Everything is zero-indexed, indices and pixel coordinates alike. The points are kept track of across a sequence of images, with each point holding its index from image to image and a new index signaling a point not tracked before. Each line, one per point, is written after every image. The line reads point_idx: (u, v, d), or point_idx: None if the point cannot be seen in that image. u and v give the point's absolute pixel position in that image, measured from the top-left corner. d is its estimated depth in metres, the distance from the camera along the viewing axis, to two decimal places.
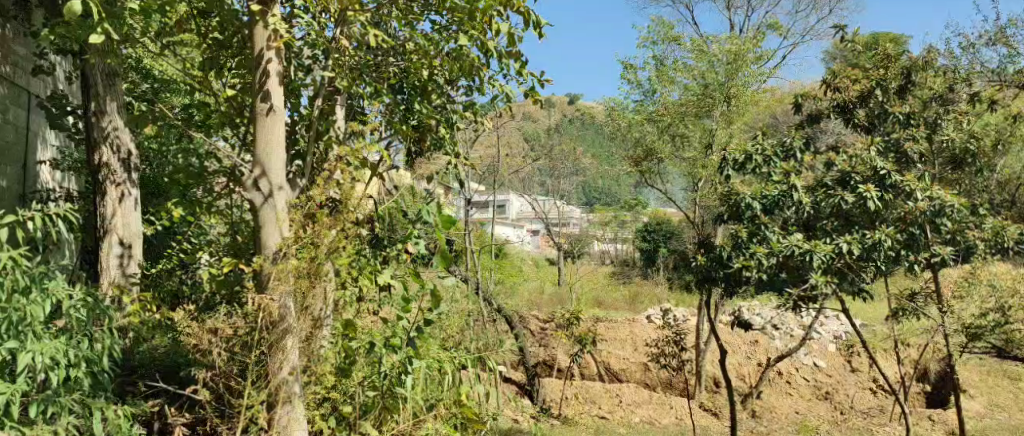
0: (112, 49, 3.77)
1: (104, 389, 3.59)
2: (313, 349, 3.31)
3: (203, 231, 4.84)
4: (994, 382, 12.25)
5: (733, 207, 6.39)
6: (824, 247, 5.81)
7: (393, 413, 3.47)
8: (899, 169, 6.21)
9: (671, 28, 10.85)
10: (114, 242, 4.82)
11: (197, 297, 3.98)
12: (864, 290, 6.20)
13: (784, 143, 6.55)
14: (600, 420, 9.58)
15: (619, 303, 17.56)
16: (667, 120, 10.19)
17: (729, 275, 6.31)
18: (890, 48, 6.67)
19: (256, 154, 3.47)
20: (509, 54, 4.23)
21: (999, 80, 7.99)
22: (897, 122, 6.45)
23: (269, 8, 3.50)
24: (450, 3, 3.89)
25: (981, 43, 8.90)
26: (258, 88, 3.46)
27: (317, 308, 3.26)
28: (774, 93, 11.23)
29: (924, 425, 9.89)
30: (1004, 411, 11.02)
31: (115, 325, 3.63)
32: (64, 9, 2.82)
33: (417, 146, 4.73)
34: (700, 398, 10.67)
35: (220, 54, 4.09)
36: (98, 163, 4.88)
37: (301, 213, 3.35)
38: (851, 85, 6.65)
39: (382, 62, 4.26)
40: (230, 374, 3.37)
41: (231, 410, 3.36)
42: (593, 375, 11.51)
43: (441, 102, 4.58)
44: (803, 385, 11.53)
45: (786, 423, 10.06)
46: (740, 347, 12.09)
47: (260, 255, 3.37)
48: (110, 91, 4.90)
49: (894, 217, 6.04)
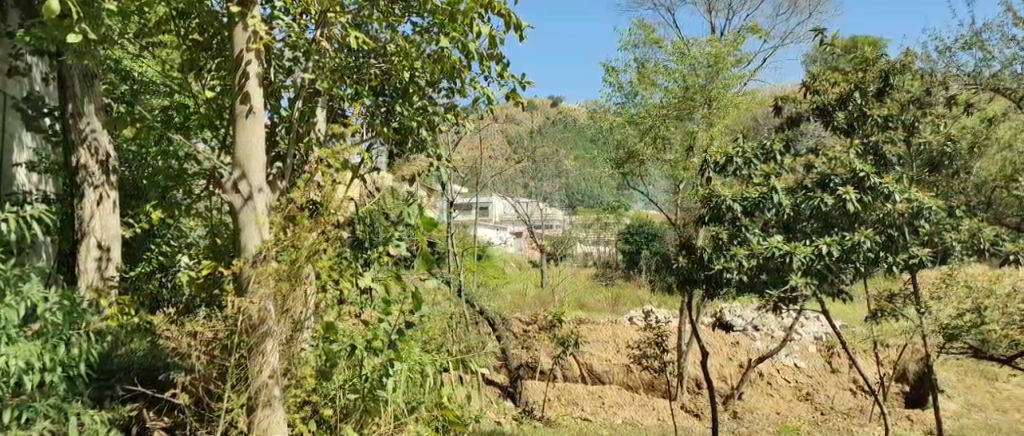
0: (90, 50, 3.74)
1: (81, 394, 3.59)
2: (294, 352, 3.29)
3: (184, 234, 4.83)
4: (971, 382, 12.41)
5: (713, 208, 6.50)
6: (804, 248, 5.87)
7: (374, 416, 3.49)
8: (877, 170, 6.29)
9: (652, 31, 10.91)
10: (92, 245, 4.81)
11: (176, 300, 3.99)
12: (844, 291, 6.33)
13: (765, 145, 6.68)
14: (584, 422, 9.63)
15: (603, 304, 17.69)
16: (649, 122, 10.26)
17: (710, 277, 6.52)
18: (869, 52, 6.81)
19: (235, 155, 3.45)
20: (491, 56, 4.23)
21: (975, 83, 8.09)
22: (876, 124, 6.50)
23: (248, 10, 3.46)
24: (430, 4, 3.89)
25: (957, 47, 9.01)
26: (238, 90, 3.42)
27: (298, 311, 3.23)
28: (755, 95, 11.28)
29: (903, 425, 9.98)
30: (981, 410, 11.14)
31: (93, 328, 3.62)
32: (42, 9, 2.80)
33: (398, 148, 4.81)
34: (683, 399, 10.71)
35: (200, 56, 4.08)
36: (76, 165, 4.83)
37: (281, 215, 3.31)
38: (830, 88, 6.83)
39: (364, 64, 4.19)
40: (210, 378, 3.39)
41: (211, 414, 3.37)
42: (577, 377, 11.55)
43: (423, 103, 4.57)
44: (784, 386, 11.67)
45: (768, 423, 10.10)
46: (722, 349, 12.25)
47: (239, 256, 3.34)
48: (87, 92, 4.81)
49: (873, 220, 5.99)
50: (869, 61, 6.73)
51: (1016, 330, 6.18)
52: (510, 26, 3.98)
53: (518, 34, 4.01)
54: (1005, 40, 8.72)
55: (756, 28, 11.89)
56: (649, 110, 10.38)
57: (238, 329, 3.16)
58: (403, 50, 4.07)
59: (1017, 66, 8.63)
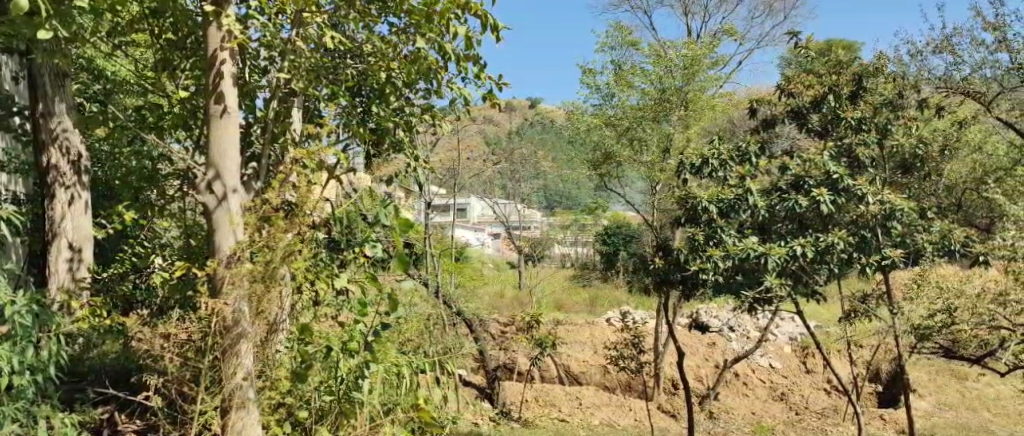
0: (59, 50, 3.67)
1: (51, 397, 3.58)
2: (268, 354, 3.31)
3: (157, 235, 4.78)
4: (942, 381, 12.60)
5: (690, 210, 6.54)
6: (779, 249, 5.98)
7: (349, 417, 3.43)
8: (851, 173, 6.38)
9: (629, 33, 10.95)
10: (63, 246, 4.78)
11: (149, 302, 3.96)
12: (817, 292, 6.43)
13: (740, 147, 6.75)
14: (560, 423, 9.63)
15: (580, 305, 17.70)
16: (625, 124, 10.32)
17: (686, 278, 6.58)
18: (842, 55, 6.96)
19: (209, 155, 3.42)
20: (468, 57, 4.20)
21: (945, 87, 8.28)
22: (849, 126, 6.62)
23: (223, 9, 3.43)
24: (407, 5, 3.90)
25: (928, 51, 9.14)
26: (212, 90, 3.40)
27: (272, 313, 3.22)
28: (730, 98, 11.29)
29: (876, 425, 10.11)
30: (952, 409, 11.32)
31: (62, 331, 3.56)
32: (11, 6, 2.75)
33: (375, 149, 4.73)
34: (660, 400, 10.76)
35: (174, 55, 4.03)
36: (46, 165, 4.81)
37: (255, 216, 3.27)
38: (804, 91, 6.88)
39: (340, 65, 4.15)
40: (183, 380, 3.30)
41: (183, 416, 3.32)
42: (553, 378, 11.59)
43: (399, 104, 4.47)
44: (760, 386, 11.76)
45: (743, 423, 10.18)
46: (698, 349, 12.33)
47: (213, 257, 3.31)
48: (58, 91, 4.77)
49: (847, 221, 6.18)
50: (843, 64, 6.89)
51: (985, 330, 6.23)
52: (486, 27, 3.97)
53: (494, 36, 4.00)
54: (975, 44, 8.88)
55: (731, 30, 11.99)
56: (626, 112, 10.41)
57: (211, 330, 3.12)
58: (380, 50, 4.09)
59: (987, 70, 8.78)
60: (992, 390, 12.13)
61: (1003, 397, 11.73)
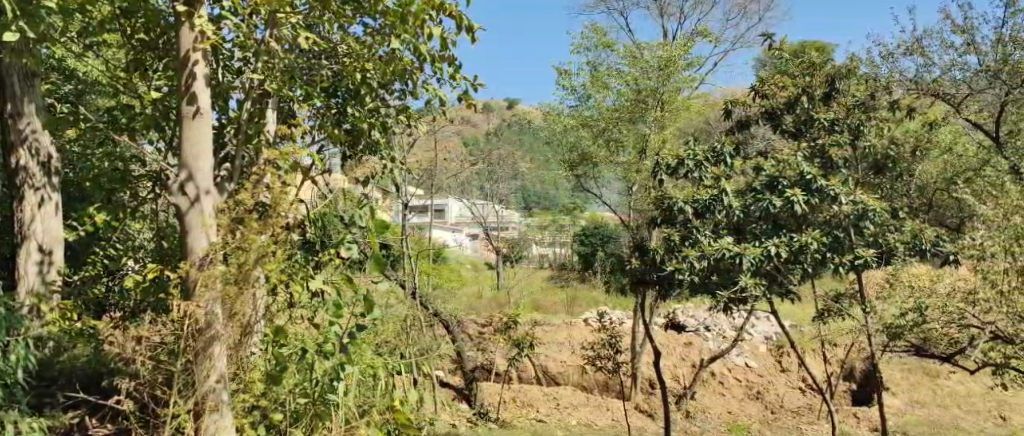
0: (28, 50, 3.62)
1: (19, 402, 3.54)
2: (242, 356, 3.27)
3: (129, 238, 4.77)
4: (915, 378, 12.79)
5: (665, 210, 6.59)
6: (753, 250, 6.03)
7: (324, 420, 3.41)
8: (824, 173, 6.47)
9: (604, 35, 11.00)
10: (33, 248, 4.79)
11: (120, 305, 3.91)
12: (792, 291, 6.48)
13: (715, 148, 6.80)
14: (539, 424, 9.63)
15: (558, 306, 17.66)
16: (602, 125, 10.43)
17: (662, 278, 6.63)
18: (816, 56, 6.97)
19: (182, 156, 3.39)
20: (443, 58, 4.20)
21: (915, 88, 8.56)
22: (823, 127, 6.73)
23: (195, 9, 3.38)
24: (382, 6, 3.86)
25: (900, 53, 9.26)
26: (184, 90, 3.36)
27: (247, 315, 3.18)
28: (705, 98, 11.51)
29: (850, 423, 10.22)
30: (923, 407, 11.52)
31: (30, 335, 3.52)
32: None
33: (350, 151, 4.76)
34: (637, 399, 10.81)
35: (146, 56, 4.00)
36: (16, 166, 4.83)
37: (228, 218, 3.21)
38: (779, 92, 6.96)
39: (314, 66, 4.16)
40: (155, 383, 3.26)
41: (155, 420, 3.28)
42: (532, 379, 11.64)
43: (374, 105, 4.44)
44: (736, 385, 11.85)
45: (719, 423, 10.26)
46: (675, 348, 12.42)
47: (185, 260, 3.28)
48: (28, 92, 4.77)
49: (820, 221, 6.26)
50: (816, 65, 6.92)
51: (955, 329, 6.25)
52: (461, 28, 3.97)
53: (469, 37, 3.99)
54: (945, 46, 9.02)
55: (706, 31, 12.08)
56: (603, 114, 10.49)
57: (184, 332, 3.08)
58: (354, 51, 4.05)
59: (956, 72, 8.95)
60: (964, 386, 12.33)
61: (974, 395, 11.91)
